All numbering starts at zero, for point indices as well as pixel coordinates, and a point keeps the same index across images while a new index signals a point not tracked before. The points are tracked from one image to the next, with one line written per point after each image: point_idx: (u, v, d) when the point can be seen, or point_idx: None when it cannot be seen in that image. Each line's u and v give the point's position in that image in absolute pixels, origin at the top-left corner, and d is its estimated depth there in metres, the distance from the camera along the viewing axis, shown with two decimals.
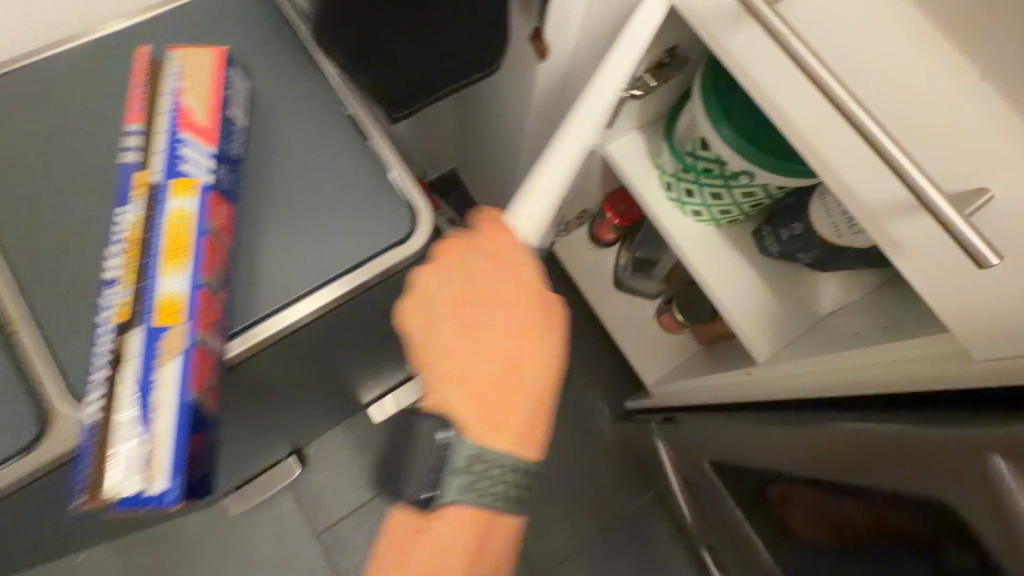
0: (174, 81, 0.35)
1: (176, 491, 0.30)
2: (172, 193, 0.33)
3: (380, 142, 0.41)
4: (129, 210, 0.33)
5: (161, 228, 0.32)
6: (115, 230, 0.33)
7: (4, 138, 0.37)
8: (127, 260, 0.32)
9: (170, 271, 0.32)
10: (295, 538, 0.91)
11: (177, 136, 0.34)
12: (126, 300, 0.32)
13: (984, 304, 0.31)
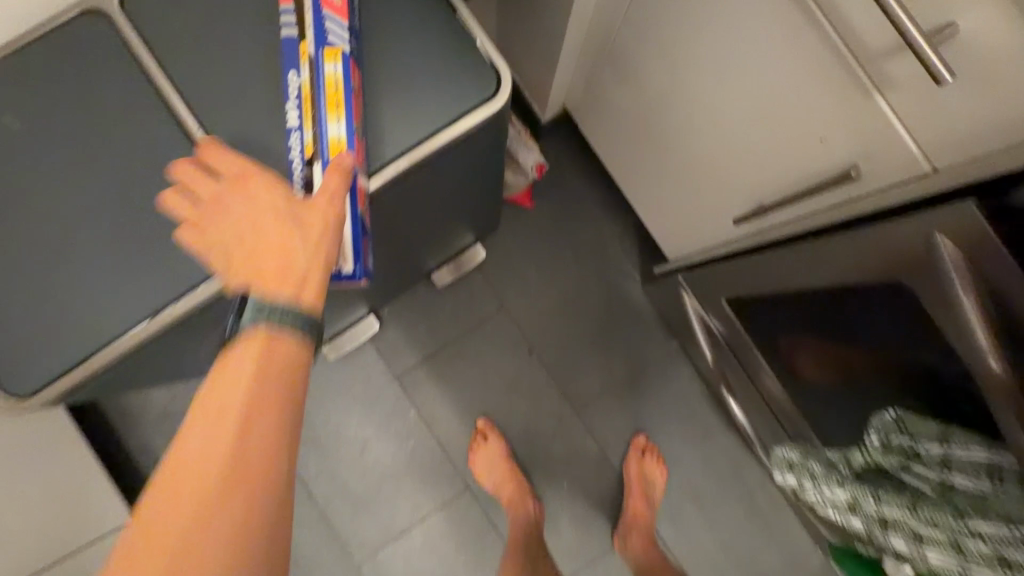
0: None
1: (360, 270, 0.49)
2: (325, 57, 0.46)
3: (466, 15, 0.51)
4: (299, 75, 0.47)
5: (323, 86, 0.46)
6: (291, 89, 0.47)
7: (184, 28, 0.49)
8: (304, 112, 0.47)
9: (333, 119, 0.46)
10: (379, 379, 1.12)
11: (322, 13, 0.46)
12: (309, 140, 0.47)
13: (953, 122, 0.40)
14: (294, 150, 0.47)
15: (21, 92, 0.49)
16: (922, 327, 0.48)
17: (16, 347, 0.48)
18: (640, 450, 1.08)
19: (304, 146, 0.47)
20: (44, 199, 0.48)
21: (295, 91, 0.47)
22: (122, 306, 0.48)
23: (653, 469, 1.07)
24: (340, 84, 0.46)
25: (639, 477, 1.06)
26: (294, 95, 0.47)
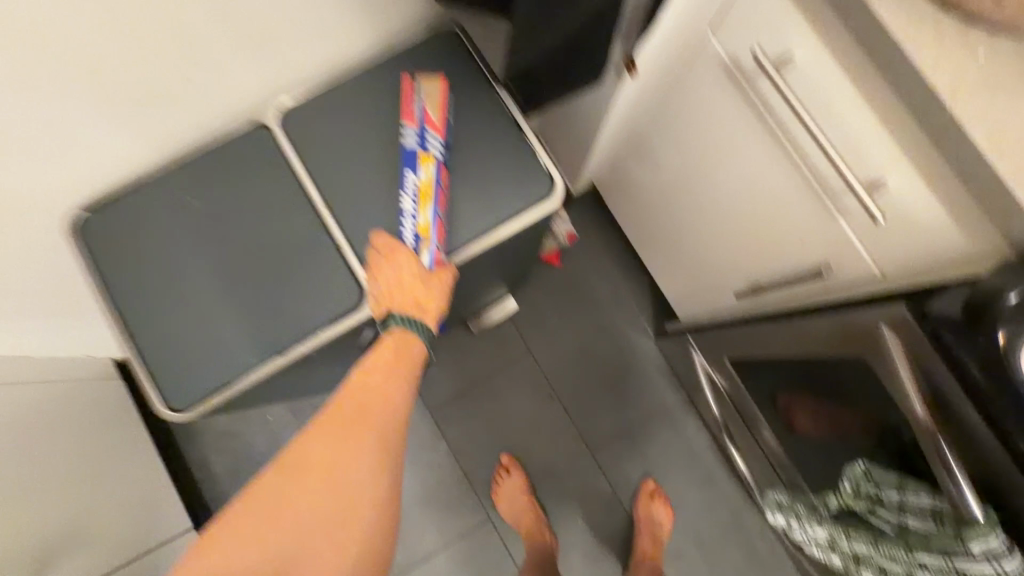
0: (422, 100, 0.66)
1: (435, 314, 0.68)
2: (431, 165, 0.64)
3: (530, 137, 0.68)
4: (411, 173, 0.64)
5: (428, 185, 0.64)
6: (409, 184, 0.64)
7: (325, 138, 0.68)
8: (415, 201, 0.64)
9: (427, 209, 0.64)
10: (415, 412, 1.25)
11: (430, 134, 0.65)
12: (412, 221, 0.63)
13: (886, 242, 0.57)
14: (403, 228, 0.64)
15: (200, 175, 0.66)
16: (879, 396, 0.60)
17: (176, 371, 0.62)
18: (651, 494, 1.18)
19: (409, 224, 0.64)
20: (210, 258, 0.64)
21: (406, 185, 0.64)
22: (261, 342, 0.63)
23: (661, 513, 1.17)
24: (434, 183, 0.64)
25: (650, 519, 1.16)
26: (405, 187, 0.64)
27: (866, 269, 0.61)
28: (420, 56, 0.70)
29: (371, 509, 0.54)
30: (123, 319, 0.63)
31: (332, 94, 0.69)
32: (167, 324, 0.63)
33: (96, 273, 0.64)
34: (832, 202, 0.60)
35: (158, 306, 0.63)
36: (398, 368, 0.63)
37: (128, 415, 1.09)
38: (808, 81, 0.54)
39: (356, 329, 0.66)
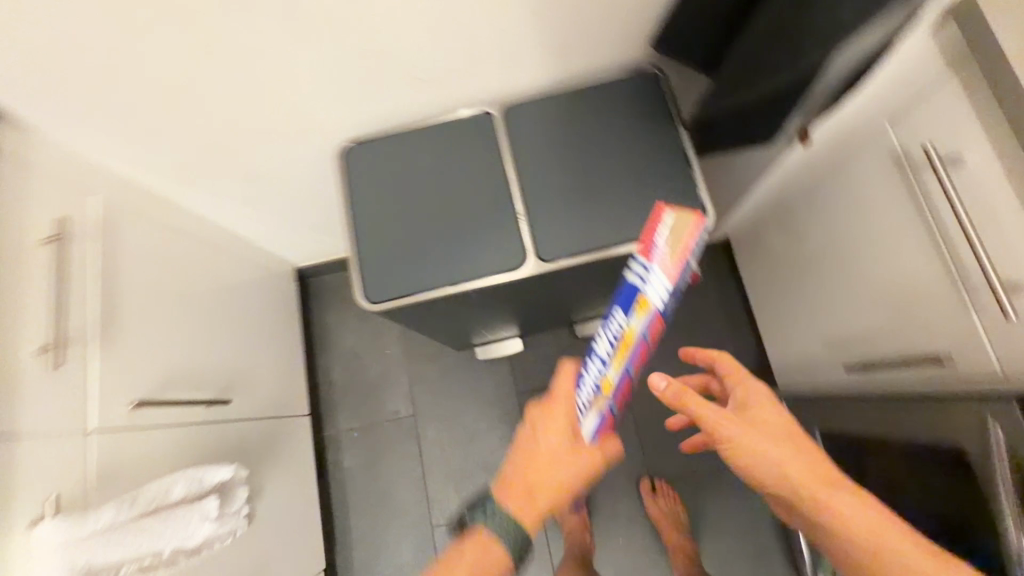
0: (668, 236, 0.50)
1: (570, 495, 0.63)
2: (648, 314, 0.50)
3: (697, 173, 0.82)
4: (618, 316, 0.52)
5: (635, 337, 0.51)
6: (617, 330, 0.52)
7: (532, 136, 0.86)
8: (615, 353, 0.53)
9: (617, 367, 0.53)
10: (505, 389, 1.40)
11: (660, 272, 0.50)
12: (601, 375, 0.54)
13: (1014, 346, 0.59)
14: (586, 375, 0.55)
15: (435, 142, 0.88)
16: (972, 487, 0.63)
17: (378, 274, 0.82)
18: (651, 490, 1.24)
19: (597, 376, 0.54)
20: (422, 206, 0.85)
21: (608, 326, 0.53)
22: (441, 272, 0.81)
23: (665, 501, 1.22)
24: (641, 338, 0.51)
25: (664, 513, 1.21)
26: (608, 329, 0.53)
27: (988, 367, 0.63)
28: (622, 91, 0.86)
29: None
30: (354, 226, 0.85)
31: (547, 105, 0.88)
32: (381, 239, 0.84)
33: (347, 190, 0.87)
34: (964, 294, 0.64)
35: (379, 224, 0.84)
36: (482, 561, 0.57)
37: (293, 314, 1.36)
38: (973, 184, 0.59)
39: (510, 284, 0.83)
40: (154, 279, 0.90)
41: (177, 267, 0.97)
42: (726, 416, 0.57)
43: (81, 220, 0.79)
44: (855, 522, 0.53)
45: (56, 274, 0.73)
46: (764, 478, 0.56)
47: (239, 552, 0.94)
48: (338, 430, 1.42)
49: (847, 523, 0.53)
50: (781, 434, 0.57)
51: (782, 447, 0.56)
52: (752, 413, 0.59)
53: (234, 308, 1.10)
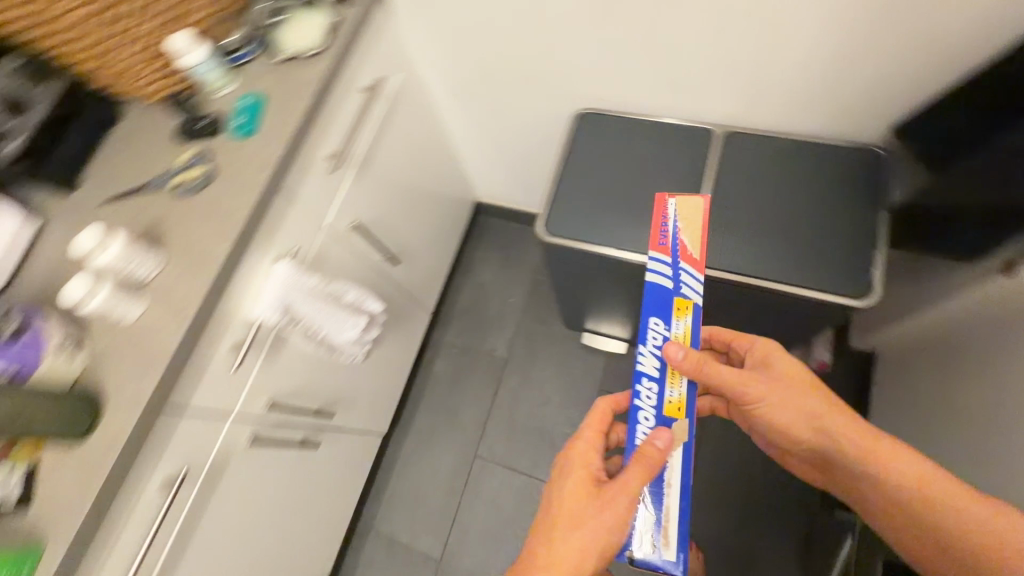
0: (687, 234, 0.66)
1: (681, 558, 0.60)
2: (688, 309, 0.64)
3: (880, 254, 0.85)
4: (661, 322, 0.64)
5: (686, 335, 0.64)
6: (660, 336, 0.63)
7: (739, 164, 0.95)
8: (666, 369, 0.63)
9: (672, 387, 0.64)
10: (591, 380, 1.50)
11: (689, 267, 0.64)
12: (659, 395, 0.63)
13: None
14: (642, 396, 0.63)
15: (654, 137, 1.02)
16: None
17: (563, 217, 0.99)
18: None
19: (657, 397, 0.63)
20: (623, 183, 0.99)
21: (654, 333, 0.64)
22: (611, 237, 0.96)
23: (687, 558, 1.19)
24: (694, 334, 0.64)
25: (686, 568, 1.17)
26: (657, 338, 0.63)
27: None
28: (841, 159, 0.92)
29: None
30: (561, 173, 1.02)
31: (765, 143, 0.96)
32: (577, 193, 1.00)
33: (568, 144, 1.05)
34: None
35: (580, 182, 1.01)
36: None
37: (458, 231, 1.60)
38: None
39: None
40: (401, 152, 1.16)
41: (415, 151, 1.23)
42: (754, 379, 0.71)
43: (388, 87, 1.06)
44: (881, 455, 0.68)
45: (362, 114, 1.00)
46: (797, 423, 0.71)
47: (353, 375, 1.18)
48: (443, 339, 1.63)
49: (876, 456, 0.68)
50: (807, 386, 0.72)
51: (809, 396, 0.72)
52: (780, 373, 0.73)
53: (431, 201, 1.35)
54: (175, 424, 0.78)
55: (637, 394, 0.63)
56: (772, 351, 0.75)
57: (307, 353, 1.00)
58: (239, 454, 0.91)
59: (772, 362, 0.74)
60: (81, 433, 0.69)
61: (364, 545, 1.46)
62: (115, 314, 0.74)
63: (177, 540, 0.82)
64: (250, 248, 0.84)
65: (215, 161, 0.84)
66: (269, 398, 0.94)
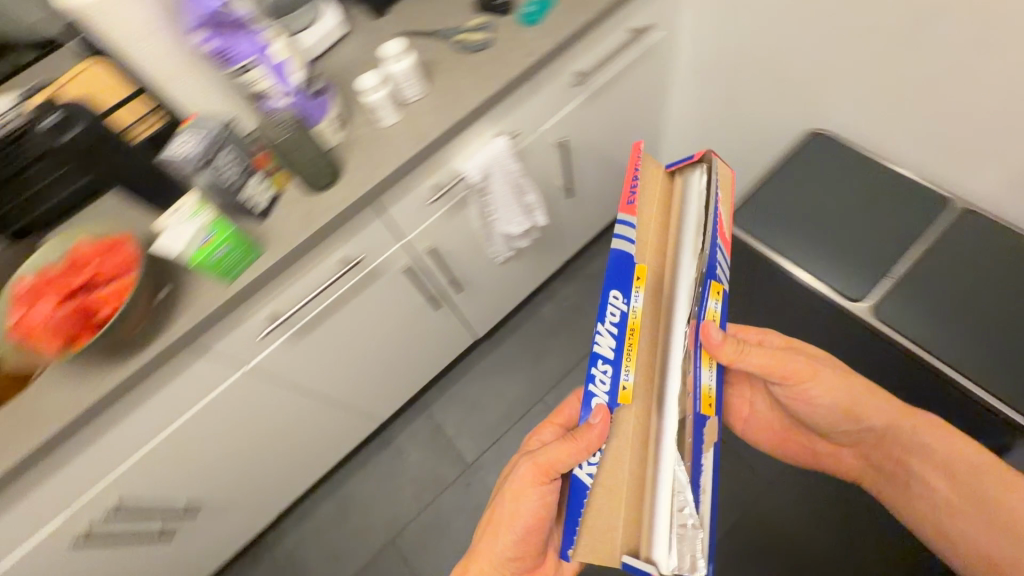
0: (710, 197, 0.60)
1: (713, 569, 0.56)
2: (711, 292, 0.60)
3: None
4: (622, 297, 0.56)
5: (705, 313, 0.61)
6: (613, 314, 0.55)
7: (966, 243, 0.89)
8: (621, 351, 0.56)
9: (627, 369, 0.57)
10: None
11: (715, 244, 0.60)
12: (614, 382, 0.56)
13: None
14: (597, 379, 0.55)
15: (884, 182, 0.98)
16: None
17: (755, 213, 1.00)
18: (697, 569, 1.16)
19: (611, 382, 0.56)
20: (831, 210, 0.97)
21: (613, 308, 0.55)
22: (794, 250, 0.96)
23: None
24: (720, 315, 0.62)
25: None
26: (615, 313, 0.55)
27: None
28: None
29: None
30: (771, 177, 1.03)
31: (1007, 235, 0.88)
32: (779, 200, 1.01)
33: (790, 155, 1.04)
34: None
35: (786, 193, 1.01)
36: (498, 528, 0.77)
37: None
38: None
39: (824, 304, 0.93)
40: (626, 104, 1.23)
41: (635, 109, 1.28)
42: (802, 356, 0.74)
43: (648, 39, 1.12)
44: (937, 435, 0.72)
45: (617, 51, 1.07)
46: (854, 402, 0.74)
47: (493, 268, 1.31)
48: (562, 288, 1.71)
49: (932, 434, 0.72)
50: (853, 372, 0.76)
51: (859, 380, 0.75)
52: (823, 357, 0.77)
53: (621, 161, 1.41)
54: (371, 223, 0.94)
55: (592, 377, 0.55)
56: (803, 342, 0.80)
57: (474, 226, 1.13)
58: (391, 276, 1.06)
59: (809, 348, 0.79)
60: (327, 183, 0.86)
61: (415, 419, 1.61)
62: (377, 113, 0.88)
63: (328, 309, 0.99)
64: (487, 117, 0.96)
65: (492, 33, 0.96)
66: (431, 245, 1.08)
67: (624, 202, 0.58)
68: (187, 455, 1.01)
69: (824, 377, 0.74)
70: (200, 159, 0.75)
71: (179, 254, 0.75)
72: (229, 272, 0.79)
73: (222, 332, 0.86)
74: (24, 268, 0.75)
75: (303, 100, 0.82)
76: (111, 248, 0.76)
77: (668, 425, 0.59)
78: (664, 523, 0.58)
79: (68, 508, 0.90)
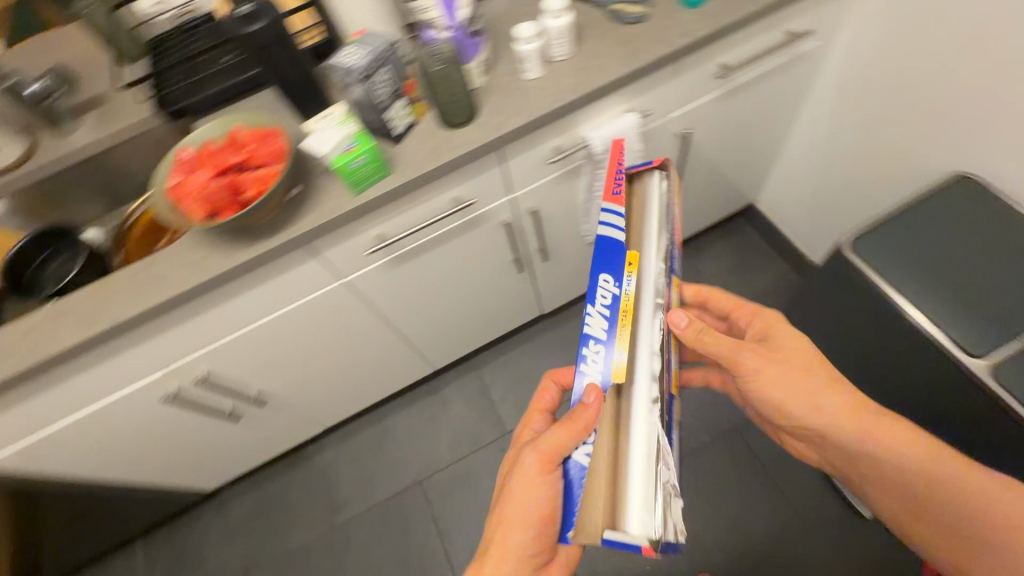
0: (669, 198, 0.72)
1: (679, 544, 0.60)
2: (672, 282, 0.71)
3: None
4: (612, 280, 0.65)
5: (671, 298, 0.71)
6: (605, 297, 0.64)
7: None
8: (613, 329, 0.64)
9: (619, 348, 0.64)
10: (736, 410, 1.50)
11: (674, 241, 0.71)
12: (608, 360, 0.64)
13: None
14: (590, 360, 0.64)
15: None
16: None
17: (877, 243, 0.96)
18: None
19: (602, 360, 0.64)
20: (964, 260, 0.91)
21: (605, 290, 0.64)
22: (912, 290, 0.91)
23: None
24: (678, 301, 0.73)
25: None
26: (607, 297, 0.64)
27: None
28: None
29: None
30: (902, 210, 0.98)
31: None
32: (907, 236, 0.95)
33: (931, 192, 0.98)
34: None
35: (917, 232, 0.95)
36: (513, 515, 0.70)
37: (723, 211, 1.61)
38: None
39: (934, 349, 0.88)
40: (758, 109, 1.19)
41: (763, 118, 1.24)
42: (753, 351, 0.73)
43: (801, 47, 1.09)
44: (895, 442, 0.68)
45: (767, 52, 1.04)
46: (797, 404, 0.71)
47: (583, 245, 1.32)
48: None
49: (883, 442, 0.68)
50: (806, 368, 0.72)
51: (814, 377, 0.71)
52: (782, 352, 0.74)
53: (732, 169, 1.38)
54: (489, 170, 0.96)
55: (585, 357, 0.64)
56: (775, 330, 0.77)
57: (577, 197, 1.14)
58: (490, 227, 1.09)
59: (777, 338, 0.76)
60: (461, 122, 0.89)
61: (465, 375, 1.66)
62: (523, 65, 0.90)
63: (430, 242, 1.04)
64: (624, 90, 0.95)
65: (649, 8, 0.95)
66: (534, 208, 1.10)
67: (609, 192, 0.72)
68: (273, 348, 1.08)
69: (775, 374, 0.72)
70: (359, 74, 0.78)
71: (325, 156, 0.80)
72: (360, 183, 0.83)
73: (336, 240, 0.92)
74: (188, 139, 0.82)
75: (461, 37, 0.85)
76: (262, 137, 0.81)
77: (637, 411, 0.62)
78: (638, 495, 0.59)
79: (165, 369, 0.99)
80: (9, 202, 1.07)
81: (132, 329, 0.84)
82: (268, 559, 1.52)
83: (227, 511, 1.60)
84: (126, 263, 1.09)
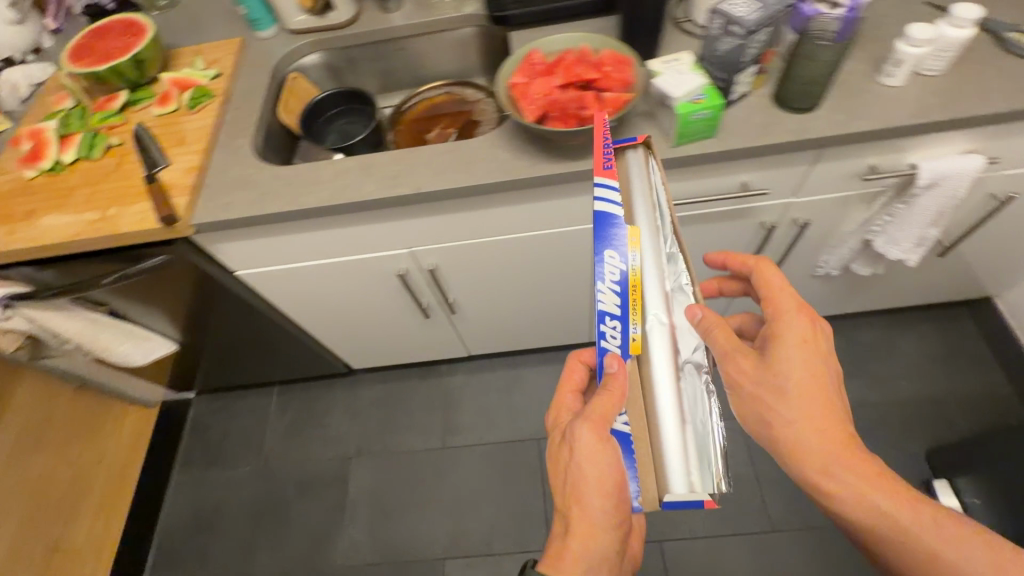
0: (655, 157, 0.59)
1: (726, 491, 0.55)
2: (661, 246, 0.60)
3: None
4: (618, 254, 0.54)
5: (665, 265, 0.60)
6: (609, 274, 0.53)
7: None
8: (627, 305, 0.54)
9: (637, 322, 0.56)
10: None
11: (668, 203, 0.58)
12: (625, 335, 0.55)
13: None
14: (607, 338, 0.55)
15: None
16: None
17: None
18: None
19: (621, 338, 0.55)
20: None
21: (613, 266, 0.53)
22: None
23: None
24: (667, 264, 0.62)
25: None
26: (613, 273, 0.53)
27: None
28: None
29: (595, 557, 0.65)
30: None
31: None
32: None
33: None
34: None
35: None
36: (582, 486, 0.66)
37: (957, 294, 1.44)
38: None
39: None
40: None
41: None
42: (740, 361, 0.63)
43: None
44: (861, 486, 0.57)
45: None
46: (770, 433, 0.62)
47: (812, 274, 1.23)
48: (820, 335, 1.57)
49: (845, 484, 0.58)
50: (789, 392, 0.61)
51: (811, 412, 0.60)
52: (774, 364, 0.62)
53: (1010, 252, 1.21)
54: (795, 166, 0.89)
55: (602, 335, 0.55)
56: (784, 334, 0.63)
57: (844, 224, 1.06)
58: (748, 224, 1.03)
59: (780, 345, 0.63)
60: (803, 107, 0.83)
61: None
62: (890, 68, 0.82)
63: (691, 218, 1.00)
64: (980, 129, 0.85)
65: None
66: (802, 220, 1.03)
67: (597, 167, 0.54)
68: (496, 264, 1.11)
69: (761, 394, 0.62)
70: (745, 29, 0.74)
71: (673, 100, 0.77)
72: (688, 135, 0.81)
73: None
74: (543, 44, 0.84)
75: (853, 14, 0.73)
76: (620, 62, 0.81)
77: (662, 382, 0.55)
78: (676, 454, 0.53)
79: (407, 249, 1.04)
80: (321, 55, 1.17)
81: (421, 201, 0.89)
82: (380, 449, 1.59)
83: (356, 392, 1.70)
84: (397, 142, 1.17)
